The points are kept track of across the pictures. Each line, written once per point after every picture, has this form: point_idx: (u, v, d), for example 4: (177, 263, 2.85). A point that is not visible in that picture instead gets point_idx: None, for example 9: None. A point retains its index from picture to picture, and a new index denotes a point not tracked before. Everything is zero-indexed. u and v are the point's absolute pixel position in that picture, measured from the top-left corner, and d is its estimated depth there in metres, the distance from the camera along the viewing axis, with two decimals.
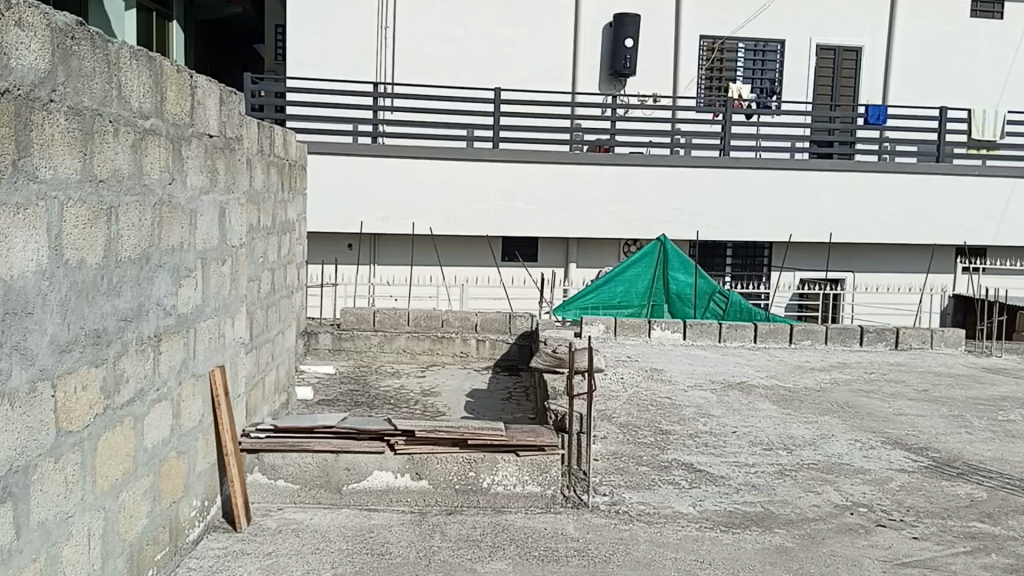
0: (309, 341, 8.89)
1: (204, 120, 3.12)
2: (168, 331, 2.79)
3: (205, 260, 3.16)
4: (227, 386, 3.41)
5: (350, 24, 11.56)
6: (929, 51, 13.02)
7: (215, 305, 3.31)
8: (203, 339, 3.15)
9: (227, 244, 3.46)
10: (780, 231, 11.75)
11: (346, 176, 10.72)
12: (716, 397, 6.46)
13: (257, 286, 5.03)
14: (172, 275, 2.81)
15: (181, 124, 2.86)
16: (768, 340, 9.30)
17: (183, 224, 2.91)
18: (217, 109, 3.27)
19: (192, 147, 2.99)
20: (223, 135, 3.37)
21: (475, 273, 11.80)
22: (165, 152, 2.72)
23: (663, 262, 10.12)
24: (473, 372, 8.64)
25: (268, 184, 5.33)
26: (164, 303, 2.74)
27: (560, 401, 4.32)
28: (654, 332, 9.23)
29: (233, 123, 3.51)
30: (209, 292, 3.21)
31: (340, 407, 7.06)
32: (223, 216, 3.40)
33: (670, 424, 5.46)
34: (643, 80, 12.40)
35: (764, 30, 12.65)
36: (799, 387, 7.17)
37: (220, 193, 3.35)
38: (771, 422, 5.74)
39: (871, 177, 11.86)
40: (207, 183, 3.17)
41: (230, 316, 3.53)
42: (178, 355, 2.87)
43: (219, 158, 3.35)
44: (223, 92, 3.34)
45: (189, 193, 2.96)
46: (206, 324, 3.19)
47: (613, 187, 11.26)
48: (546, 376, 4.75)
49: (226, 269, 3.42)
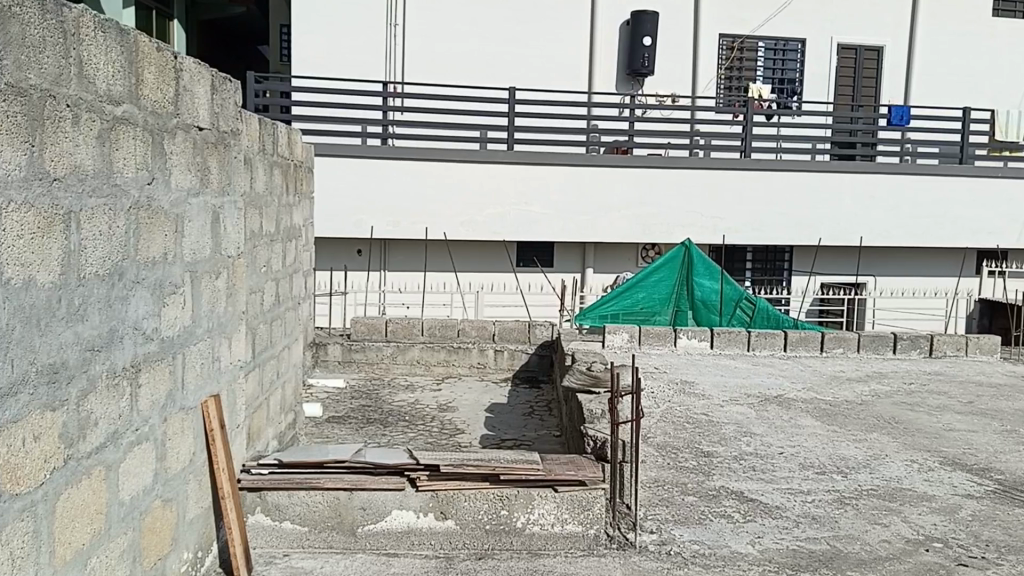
0: (318, 352, 8.41)
1: (192, 110, 2.73)
2: (151, 360, 2.40)
3: (197, 272, 2.75)
4: (223, 419, 2.97)
5: (357, 22, 11.15)
6: (951, 50, 12.55)
7: (209, 323, 2.88)
8: (194, 365, 2.73)
9: (222, 254, 3.03)
10: (809, 235, 11.31)
11: (355, 180, 10.29)
12: (755, 413, 5.98)
13: (260, 298, 4.63)
14: (155, 292, 2.42)
15: (161, 114, 2.47)
16: (798, 348, 8.83)
17: (168, 231, 2.52)
18: (209, 99, 2.89)
19: (177, 142, 2.60)
20: (217, 128, 2.97)
21: (491, 279, 11.38)
22: (142, 146, 2.34)
23: (688, 267, 9.65)
24: (490, 384, 8.18)
25: (270, 187, 4.91)
26: (145, 326, 2.35)
27: (600, 425, 3.88)
28: (680, 340, 8.79)
29: (228, 115, 3.11)
30: (202, 308, 2.81)
31: (351, 424, 6.61)
32: (217, 221, 2.98)
33: (711, 445, 5.00)
34: (661, 80, 11.96)
35: (784, 29, 12.18)
36: (839, 400, 6.69)
37: (213, 195, 2.94)
38: (818, 441, 5.25)
39: (898, 178, 11.37)
40: (197, 182, 2.78)
41: (226, 336, 3.09)
42: (162, 385, 2.47)
43: (211, 155, 2.93)
44: (214, 78, 2.94)
45: (174, 194, 2.57)
46: (198, 348, 2.77)
47: (631, 189, 10.81)
48: (581, 396, 4.29)
49: (221, 282, 3.00)
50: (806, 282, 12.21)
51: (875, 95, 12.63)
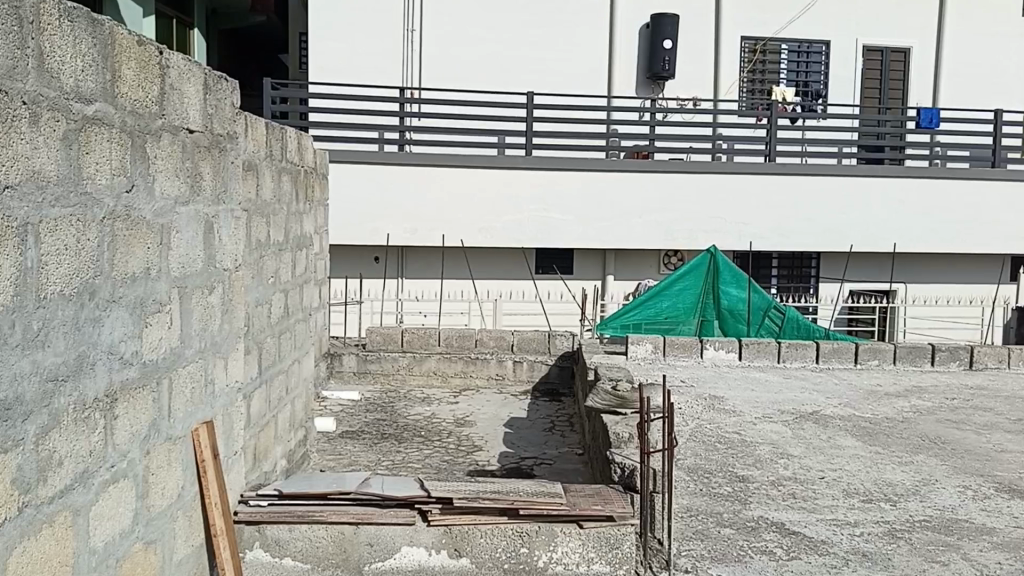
0: (333, 363, 8.17)
1: (180, 110, 2.47)
2: (130, 388, 2.11)
3: (185, 288, 2.48)
4: (216, 446, 2.65)
5: (373, 27, 10.92)
6: (982, 52, 12.09)
7: (200, 345, 2.60)
8: (183, 390, 2.44)
9: (216, 267, 2.76)
10: (840, 241, 10.92)
11: (371, 186, 10.05)
12: (791, 431, 5.64)
13: (264, 310, 4.38)
14: (134, 313, 2.13)
15: (143, 113, 2.20)
16: (831, 360, 8.45)
17: (150, 243, 2.24)
18: (201, 98, 2.62)
19: (162, 144, 2.33)
20: (210, 131, 2.71)
21: (510, 286, 11.09)
22: (119, 150, 2.07)
23: (714, 275, 9.29)
24: (510, 397, 7.86)
25: (276, 194, 4.68)
26: (122, 351, 2.07)
27: (628, 451, 3.56)
28: (707, 352, 8.44)
29: (224, 117, 2.85)
30: (191, 327, 2.52)
31: (365, 440, 6.32)
32: (210, 232, 2.71)
33: (745, 468, 4.67)
34: (682, 83, 11.62)
35: (809, 30, 11.79)
36: (879, 417, 6.33)
37: (206, 204, 2.67)
38: (862, 465, 4.91)
39: (929, 184, 10.96)
40: (186, 189, 2.51)
41: (223, 356, 2.80)
42: (144, 416, 2.18)
43: (203, 160, 2.67)
44: (207, 77, 2.68)
45: (157, 203, 2.30)
46: (189, 370, 2.49)
47: (654, 195, 10.49)
48: (607, 417, 3.97)
49: (214, 297, 2.72)
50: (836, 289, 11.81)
51: (903, 98, 12.21)
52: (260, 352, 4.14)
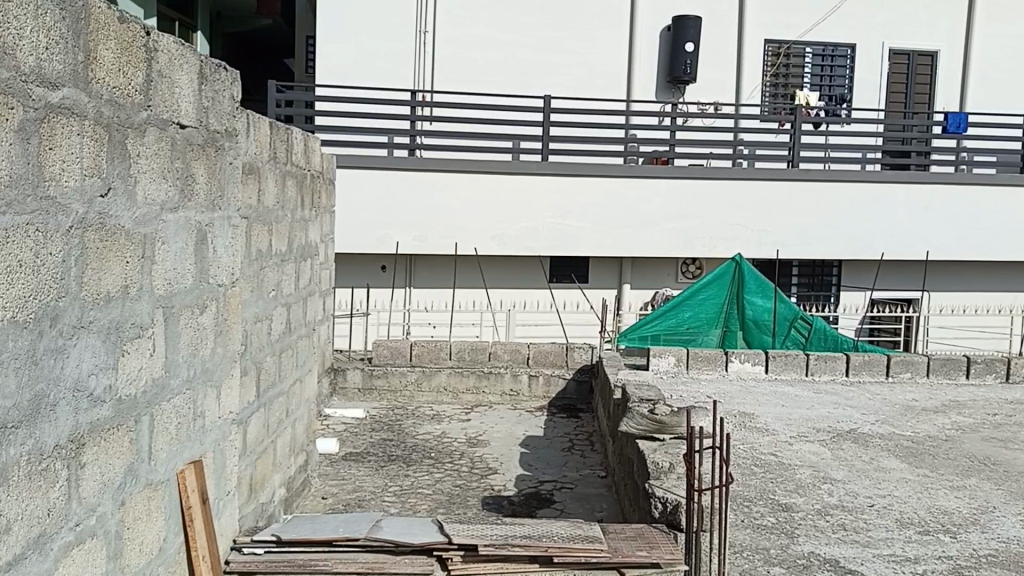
0: (337, 378, 7.88)
1: (170, 102, 2.16)
2: (102, 428, 1.80)
3: (172, 308, 2.16)
4: (204, 489, 2.33)
5: (385, 30, 10.64)
6: (1011, 55, 11.71)
7: (190, 371, 2.29)
8: (167, 427, 2.13)
9: (209, 283, 2.44)
10: (869, 249, 10.54)
11: (381, 192, 9.76)
12: (830, 452, 5.29)
13: (253, 327, 4.03)
14: (108, 340, 1.82)
15: (122, 103, 1.89)
16: (862, 373, 8.06)
17: (129, 255, 1.93)
18: (194, 89, 2.32)
19: (147, 141, 2.02)
20: (206, 128, 2.40)
21: (523, 297, 10.76)
22: (93, 145, 1.76)
23: (738, 285, 8.92)
24: (525, 414, 7.54)
25: (275, 204, 4.39)
26: (92, 386, 1.76)
27: (668, 484, 3.23)
28: (732, 365, 8.10)
29: (222, 113, 2.54)
30: (178, 353, 2.21)
31: (370, 463, 6.01)
32: (203, 242, 2.40)
33: (787, 496, 4.32)
34: (702, 87, 11.28)
35: (834, 33, 11.43)
36: (921, 436, 5.96)
37: (199, 210, 2.36)
38: (911, 490, 4.55)
39: (958, 190, 10.59)
40: (175, 193, 2.20)
41: (215, 385, 2.49)
42: (118, 460, 1.86)
43: (197, 161, 2.36)
44: (203, 65, 2.38)
45: (139, 209, 1.98)
46: (174, 403, 2.18)
47: (673, 202, 10.15)
48: (644, 445, 3.64)
49: (206, 319, 2.40)
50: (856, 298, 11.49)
51: (929, 101, 11.80)
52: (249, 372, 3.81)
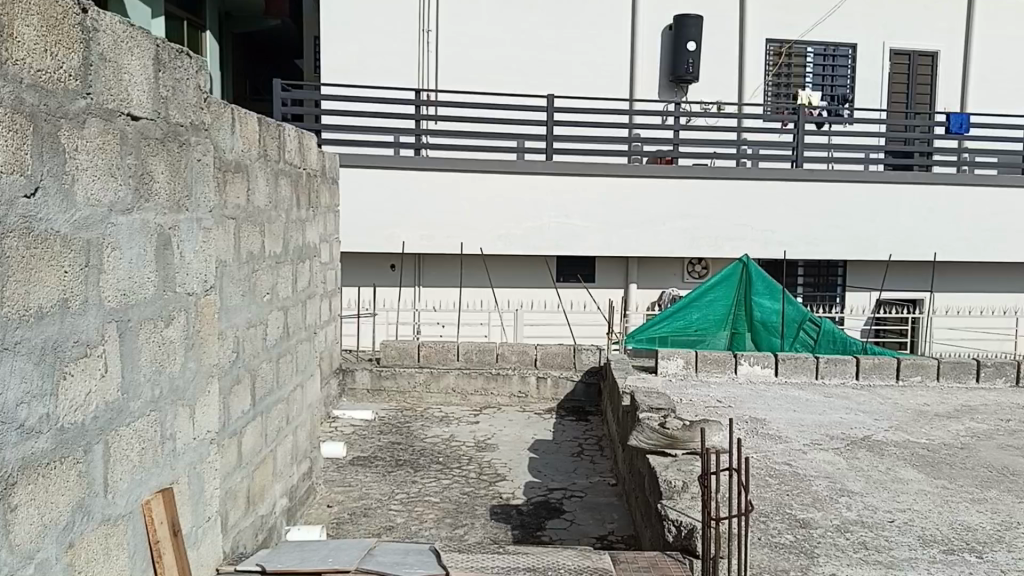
0: (345, 379, 7.72)
1: (119, 92, 2.10)
2: (30, 466, 1.65)
3: (127, 322, 2.13)
4: (174, 514, 2.36)
5: (384, 28, 10.43)
6: (1010, 56, 11.40)
7: (154, 391, 2.30)
8: (129, 456, 2.08)
9: (175, 292, 2.51)
10: (879, 250, 10.32)
11: (384, 191, 9.55)
12: (846, 461, 5.07)
13: (238, 340, 3.79)
14: (43, 364, 1.69)
15: (52, 90, 1.75)
16: (872, 376, 7.78)
17: (68, 266, 1.81)
18: (151, 77, 2.33)
19: (88, 133, 1.91)
20: (165, 120, 2.43)
21: (531, 296, 10.57)
22: (16, 140, 1.61)
23: (746, 286, 8.70)
24: (534, 416, 7.34)
25: (260, 206, 4.18)
26: (18, 417, 1.60)
27: (680, 511, 3.07)
28: (741, 367, 7.89)
29: (185, 104, 2.60)
30: (136, 363, 2.19)
31: (378, 468, 5.83)
32: (165, 247, 2.44)
33: (805, 510, 4.13)
34: (705, 87, 11.05)
35: (837, 32, 11.16)
36: (935, 443, 5.58)
37: (160, 210, 2.39)
38: (931, 503, 4.33)
39: (967, 190, 10.34)
40: (129, 195, 2.17)
41: (186, 405, 2.57)
42: (64, 500, 1.77)
43: (155, 155, 2.36)
44: (159, 50, 2.40)
45: (80, 212, 1.87)
46: (132, 430, 2.13)
47: (678, 201, 9.93)
48: (659, 465, 3.46)
49: (170, 332, 2.45)
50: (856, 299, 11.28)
51: (930, 102, 11.52)
52: (229, 386, 3.59)
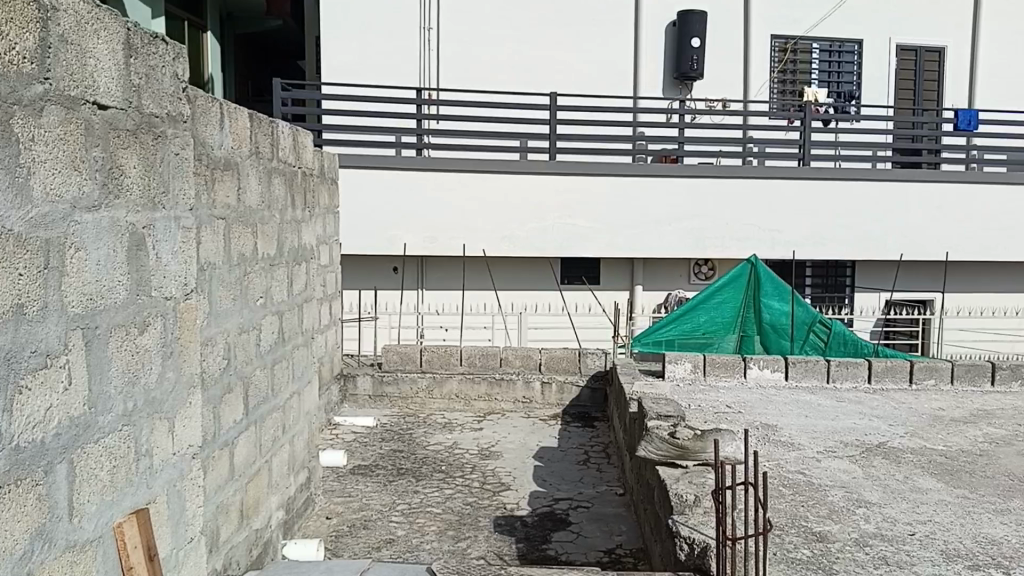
0: (347, 385, 7.58)
1: (82, 79, 2.08)
2: None
3: (95, 328, 2.09)
4: (151, 535, 2.32)
5: (385, 26, 10.28)
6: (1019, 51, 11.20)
7: (124, 406, 2.24)
8: (94, 478, 2.06)
9: (151, 297, 2.43)
10: (890, 251, 10.11)
11: (387, 193, 9.41)
12: (861, 470, 4.90)
13: (228, 346, 3.64)
14: None
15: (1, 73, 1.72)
16: (884, 379, 7.60)
17: (23, 266, 1.79)
18: (121, 63, 2.29)
19: (45, 121, 1.90)
20: (137, 110, 2.39)
21: (535, 299, 10.41)
22: None
23: (754, 287, 8.53)
24: (539, 423, 7.17)
25: (252, 204, 4.04)
26: None
27: (696, 529, 2.89)
28: (750, 372, 7.70)
29: (161, 93, 2.56)
30: (106, 371, 2.15)
31: (379, 478, 5.67)
32: (141, 245, 2.39)
33: (820, 523, 3.96)
34: (711, 85, 10.89)
35: (843, 27, 10.97)
36: (953, 450, 5.40)
37: (131, 207, 2.34)
38: (952, 514, 4.16)
39: (978, 189, 10.15)
40: (97, 191, 2.15)
41: (167, 421, 2.50)
42: (16, 526, 1.72)
43: (126, 147, 2.33)
44: (131, 36, 2.36)
45: (36, 208, 1.85)
46: (100, 446, 2.10)
47: (683, 201, 9.77)
48: (669, 479, 3.30)
49: (145, 339, 2.38)
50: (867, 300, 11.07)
51: (938, 98, 11.34)
52: (215, 395, 3.43)
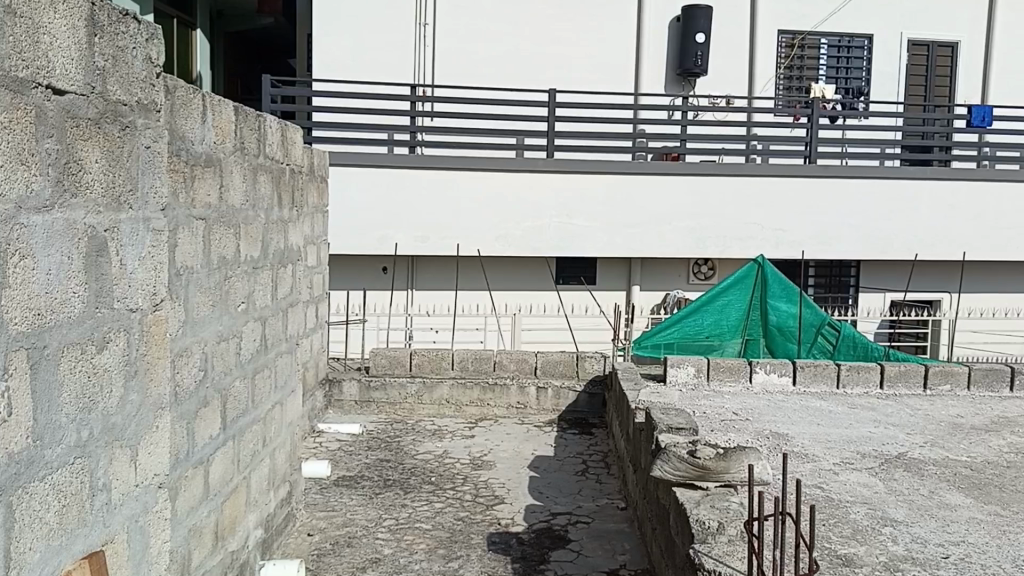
0: (331, 391, 7.27)
1: (34, 58, 1.80)
2: None
3: (42, 348, 1.84)
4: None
5: (380, 22, 9.98)
6: None
7: (77, 435, 2.00)
8: (34, 522, 1.81)
9: (113, 309, 2.15)
10: (899, 250, 9.85)
11: (378, 191, 9.11)
12: (883, 484, 4.62)
13: (204, 357, 3.33)
14: None
15: None
16: (898, 385, 7.32)
17: None
18: (82, 43, 2.00)
19: None
20: (102, 97, 2.10)
21: (530, 300, 10.11)
22: None
23: (761, 288, 8.26)
24: (533, 429, 6.88)
25: (234, 205, 3.72)
26: None
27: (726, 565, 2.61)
28: (756, 376, 7.41)
29: (131, 79, 2.27)
30: (52, 399, 1.89)
31: (365, 490, 5.37)
32: (104, 251, 2.11)
33: (844, 544, 3.68)
34: (716, 81, 10.61)
35: (852, 22, 10.71)
36: (979, 462, 5.12)
37: (92, 207, 2.06)
38: (987, 534, 3.88)
39: (991, 187, 9.89)
40: (49, 188, 1.88)
41: (128, 450, 2.25)
42: None
43: (88, 139, 2.04)
44: (96, 11, 2.07)
45: None
46: (43, 487, 1.85)
47: (685, 200, 9.49)
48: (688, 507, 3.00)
49: (103, 358, 2.11)
50: (874, 302, 10.80)
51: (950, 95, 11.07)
52: (185, 411, 3.13)
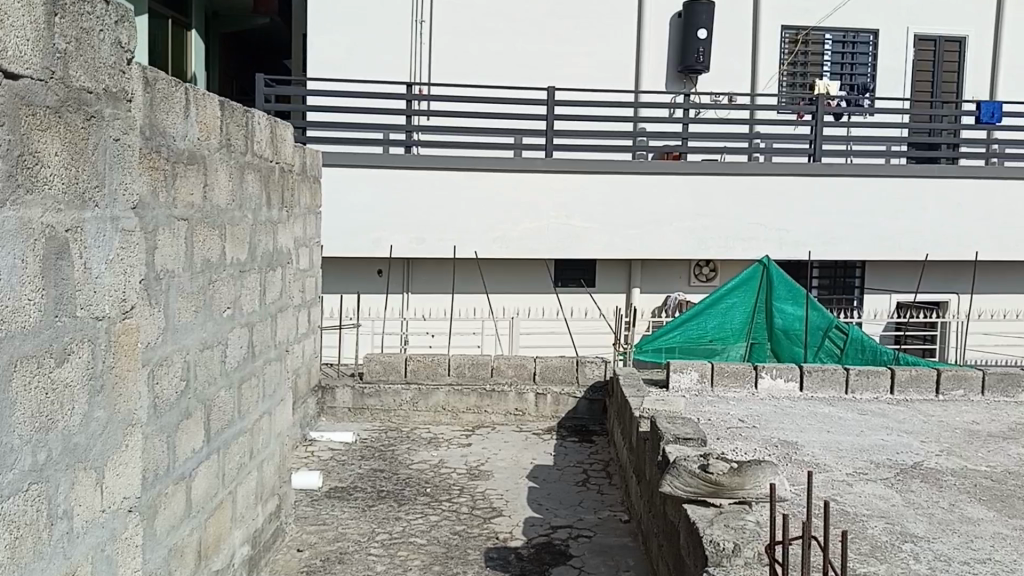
0: (324, 398, 7.06)
1: None
2: None
3: None
4: None
5: (375, 19, 9.77)
6: None
7: (33, 459, 1.79)
8: None
9: (76, 317, 1.94)
10: (906, 250, 9.64)
11: (373, 192, 8.90)
12: (900, 496, 4.40)
13: (184, 367, 3.12)
14: None
15: None
16: (908, 389, 7.11)
17: None
18: (39, 23, 1.79)
19: None
20: (62, 83, 1.88)
21: (529, 302, 9.89)
22: None
23: (767, 290, 8.05)
24: (532, 437, 6.67)
25: (217, 203, 3.51)
26: None
27: None
28: (762, 381, 7.20)
29: (97, 66, 2.05)
30: (2, 420, 1.68)
31: (357, 502, 5.15)
32: (66, 253, 1.90)
33: (864, 563, 3.46)
34: (718, 78, 10.41)
35: (857, 18, 10.51)
36: (998, 472, 4.90)
37: (51, 204, 1.85)
38: (1015, 552, 3.66)
39: (1001, 186, 9.68)
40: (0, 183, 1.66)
41: (93, 471, 2.04)
42: None
43: (47, 129, 1.83)
44: None
45: None
46: None
47: (687, 199, 9.28)
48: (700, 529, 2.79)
49: (64, 374, 1.89)
50: (881, 302, 10.59)
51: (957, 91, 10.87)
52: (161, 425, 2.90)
